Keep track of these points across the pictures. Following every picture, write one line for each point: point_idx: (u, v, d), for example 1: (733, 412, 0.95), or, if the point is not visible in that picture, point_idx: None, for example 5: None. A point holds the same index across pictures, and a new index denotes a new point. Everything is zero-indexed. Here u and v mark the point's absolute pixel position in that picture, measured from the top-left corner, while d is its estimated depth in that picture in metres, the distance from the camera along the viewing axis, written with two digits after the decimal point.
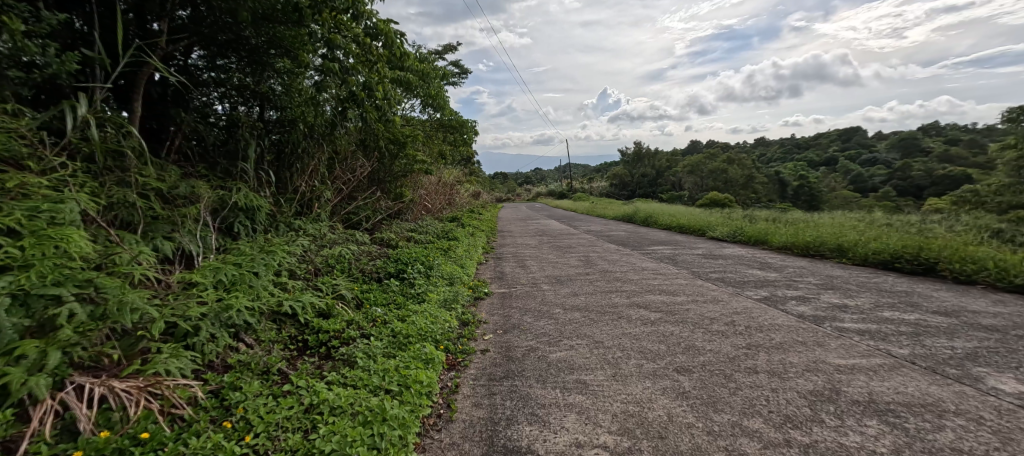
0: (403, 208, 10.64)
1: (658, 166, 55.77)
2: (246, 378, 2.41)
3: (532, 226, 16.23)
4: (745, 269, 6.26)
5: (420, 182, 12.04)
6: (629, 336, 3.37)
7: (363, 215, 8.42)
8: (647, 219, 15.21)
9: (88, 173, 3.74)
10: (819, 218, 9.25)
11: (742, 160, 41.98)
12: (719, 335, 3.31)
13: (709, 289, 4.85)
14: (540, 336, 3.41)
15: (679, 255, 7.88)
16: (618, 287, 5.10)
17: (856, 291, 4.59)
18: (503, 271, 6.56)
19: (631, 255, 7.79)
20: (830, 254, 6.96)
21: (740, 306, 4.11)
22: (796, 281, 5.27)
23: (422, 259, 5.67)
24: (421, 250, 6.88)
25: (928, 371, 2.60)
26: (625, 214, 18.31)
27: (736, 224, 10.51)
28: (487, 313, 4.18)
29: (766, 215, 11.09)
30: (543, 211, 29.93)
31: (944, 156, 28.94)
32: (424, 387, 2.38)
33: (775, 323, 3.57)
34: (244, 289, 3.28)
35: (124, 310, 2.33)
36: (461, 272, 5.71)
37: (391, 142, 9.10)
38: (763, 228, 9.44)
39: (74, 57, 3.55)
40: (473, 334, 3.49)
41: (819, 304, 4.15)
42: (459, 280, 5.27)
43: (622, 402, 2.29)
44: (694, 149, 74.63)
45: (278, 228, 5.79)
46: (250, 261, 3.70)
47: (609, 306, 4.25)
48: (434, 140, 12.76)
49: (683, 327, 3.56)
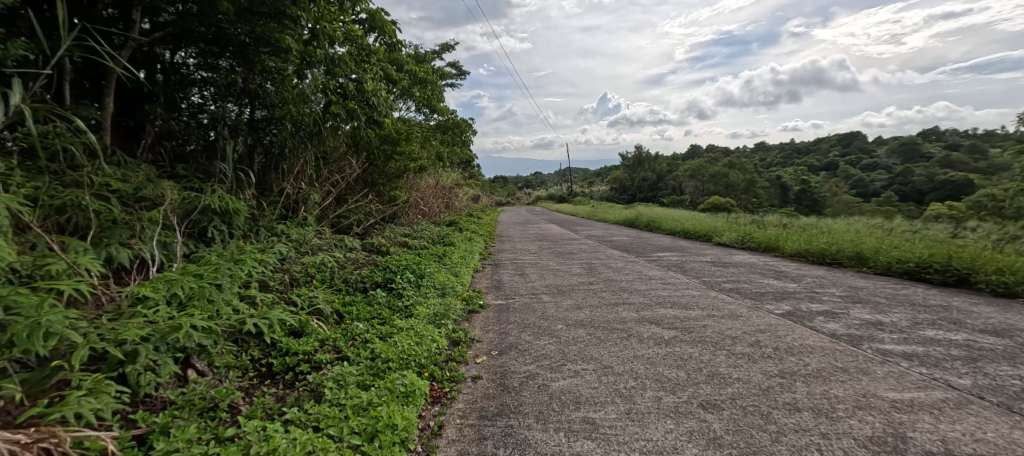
0: (398, 211, 10.24)
1: (659, 170, 55.46)
2: (183, 419, 2.00)
3: (533, 230, 15.83)
4: (760, 278, 5.84)
5: (416, 185, 11.64)
6: (642, 359, 2.95)
7: (353, 219, 8.01)
8: (649, 223, 14.82)
9: (32, 172, 3.34)
10: (832, 224, 8.85)
11: (744, 164, 41.65)
12: (745, 359, 2.89)
13: (725, 303, 4.43)
14: (541, 359, 2.99)
15: (687, 262, 7.47)
16: (624, 299, 4.69)
17: (888, 306, 4.18)
18: (500, 279, 6.14)
19: (636, 262, 7.38)
20: (849, 263, 6.55)
21: (763, 324, 3.68)
22: (818, 292, 4.86)
23: (414, 267, 5.26)
24: (413, 257, 6.46)
25: (1002, 410, 2.18)
26: (627, 218, 17.93)
27: (744, 230, 10.10)
28: (481, 329, 3.76)
29: (774, 220, 10.68)
30: (543, 216, 29.57)
31: (947, 161, 28.65)
32: (398, 432, 1.96)
33: (806, 345, 3.14)
34: (201, 305, 2.86)
35: (37, 335, 1.94)
36: (455, 281, 5.30)
37: (383, 143, 8.70)
38: (773, 233, 9.03)
39: (19, 44, 3.15)
40: (464, 357, 3.07)
41: (851, 321, 3.73)
42: (452, 291, 4.86)
43: (641, 452, 1.87)
44: (694, 154, 74.39)
45: (258, 233, 5.38)
46: (214, 271, 3.29)
47: (617, 322, 3.83)
48: (431, 142, 12.39)
49: (702, 348, 3.14)
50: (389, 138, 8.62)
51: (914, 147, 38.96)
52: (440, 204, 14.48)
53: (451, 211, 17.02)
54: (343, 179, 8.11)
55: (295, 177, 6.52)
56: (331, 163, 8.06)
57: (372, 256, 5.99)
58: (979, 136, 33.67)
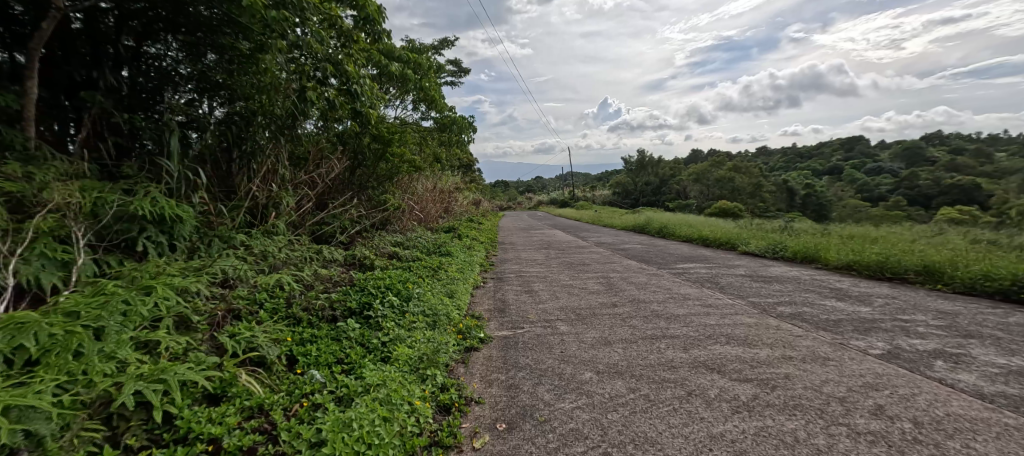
0: (390, 217, 9.27)
1: (662, 174, 54.56)
2: None
3: (537, 236, 14.88)
4: (818, 298, 4.85)
5: (410, 188, 10.68)
6: (726, 443, 1.97)
7: (336, 226, 7.03)
8: (662, 229, 13.88)
9: None
10: (876, 232, 7.94)
11: (750, 168, 40.73)
12: (885, 448, 1.90)
13: (797, 336, 3.44)
14: (571, 443, 2.00)
15: (719, 275, 6.47)
16: (663, 330, 3.71)
17: (1015, 344, 3.21)
18: (504, 299, 5.16)
19: (660, 276, 6.40)
20: (916, 279, 5.57)
21: (868, 374, 2.69)
22: (905, 321, 3.87)
23: (398, 287, 4.28)
24: (401, 270, 5.50)
25: None
26: (635, 224, 17.00)
27: (773, 237, 9.15)
28: (481, 381, 2.76)
29: (805, 227, 9.73)
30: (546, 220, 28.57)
31: (948, 165, 27.80)
32: None
33: (958, 416, 2.16)
34: (56, 366, 1.90)
35: None
36: (451, 306, 4.29)
37: (369, 139, 7.75)
38: (809, 242, 8.09)
39: None
40: (456, 437, 2.10)
41: (985, 369, 2.76)
42: (445, 319, 3.86)
43: None
44: (697, 158, 73.57)
45: (209, 247, 4.42)
46: (103, 308, 2.29)
47: (666, 368, 2.84)
48: (428, 142, 11.45)
49: (805, 420, 2.15)
50: (376, 133, 7.68)
51: (925, 151, 38.04)
52: (437, 208, 13.50)
53: (449, 216, 16.02)
54: (324, 181, 7.13)
55: (267, 174, 5.53)
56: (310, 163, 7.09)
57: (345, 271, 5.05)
58: (992, 140, 32.79)
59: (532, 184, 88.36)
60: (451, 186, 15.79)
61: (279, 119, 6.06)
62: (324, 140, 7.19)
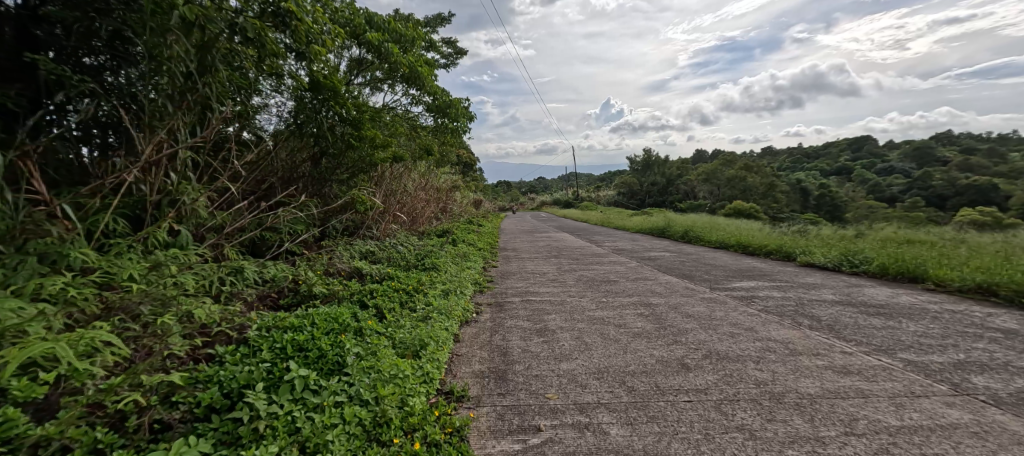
0: (364, 220, 7.51)
1: (670, 174, 52.74)
2: None
3: (543, 242, 13.21)
4: (1007, 351, 3.04)
5: (392, 184, 8.89)
6: None
7: (281, 234, 5.32)
8: (686, 234, 12.13)
9: None
10: (988, 243, 6.15)
11: (763, 168, 38.95)
12: None
13: None
14: None
15: (805, 301, 4.67)
16: (819, 447, 1.88)
17: None
18: (505, 348, 3.35)
19: (722, 303, 4.58)
20: None
21: None
22: None
23: (321, 346, 2.43)
24: (353, 305, 3.70)
25: None
26: (651, 228, 15.34)
27: (841, 246, 7.35)
28: None
29: (874, 234, 7.95)
30: (552, 221, 27.38)
31: (963, 165, 25.56)
32: None
33: None
34: None
35: None
36: (414, 384, 2.44)
37: (321, 105, 6.04)
38: (898, 253, 6.31)
39: None
40: None
41: None
42: (393, 428, 2.01)
43: None
44: (702, 159, 71.98)
45: (14, 273, 2.67)
46: None
47: None
48: (416, 131, 9.69)
49: None
50: (329, 97, 5.98)
51: (948, 150, 36.12)
52: (429, 208, 11.72)
53: (444, 216, 14.25)
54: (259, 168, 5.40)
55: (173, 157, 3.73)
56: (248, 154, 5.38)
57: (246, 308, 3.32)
58: (1012, 138, 31.15)
59: (534, 184, 86.62)
60: (446, 183, 14.00)
61: (207, 87, 4.20)
62: (258, 118, 5.50)
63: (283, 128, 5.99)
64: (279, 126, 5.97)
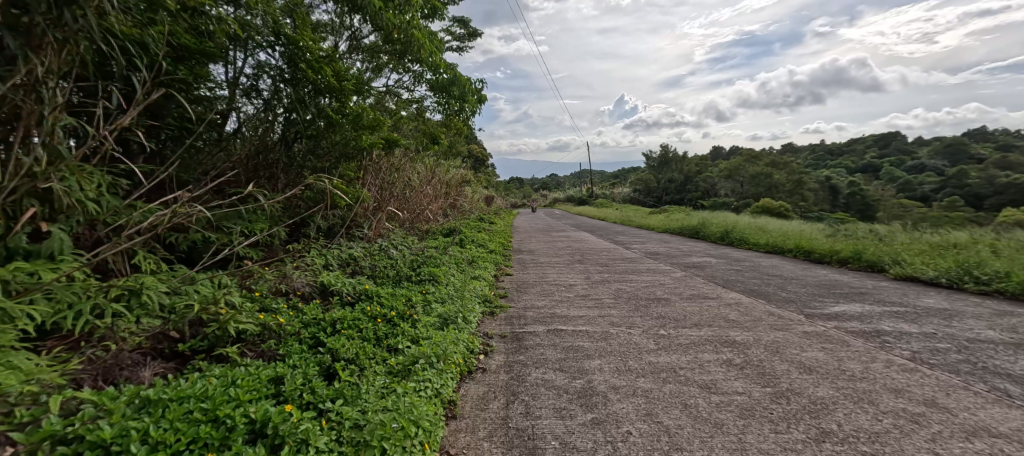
0: (350, 217, 6.18)
1: (689, 170, 50.72)
2: None
3: (560, 243, 11.84)
4: None
5: (388, 176, 7.56)
6: None
7: (226, 238, 4.11)
8: (727, 237, 10.63)
9: None
10: None
11: (790, 164, 36.84)
12: None
13: None
14: None
15: (961, 341, 3.21)
16: None
17: None
18: (530, 442, 1.97)
19: (845, 345, 3.12)
20: None
21: None
22: None
23: None
24: (290, 359, 2.37)
25: None
26: (680, 229, 13.85)
27: (944, 255, 5.84)
28: None
29: (978, 238, 6.40)
30: (565, 221, 23.43)
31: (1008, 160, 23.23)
32: None
33: None
34: None
35: None
36: None
37: (285, 76, 4.88)
38: None
39: None
40: None
41: None
42: None
43: None
44: (721, 155, 69.59)
45: None
46: None
47: None
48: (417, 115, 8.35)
49: None
50: (296, 65, 4.80)
51: (981, 146, 33.32)
52: (434, 204, 10.38)
53: (452, 213, 12.91)
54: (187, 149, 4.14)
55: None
56: (189, 134, 4.25)
57: (90, 367, 2.04)
58: None
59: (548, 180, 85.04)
60: (455, 177, 12.65)
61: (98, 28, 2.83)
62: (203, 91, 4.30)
63: (256, 105, 5.04)
64: (249, 103, 4.96)
